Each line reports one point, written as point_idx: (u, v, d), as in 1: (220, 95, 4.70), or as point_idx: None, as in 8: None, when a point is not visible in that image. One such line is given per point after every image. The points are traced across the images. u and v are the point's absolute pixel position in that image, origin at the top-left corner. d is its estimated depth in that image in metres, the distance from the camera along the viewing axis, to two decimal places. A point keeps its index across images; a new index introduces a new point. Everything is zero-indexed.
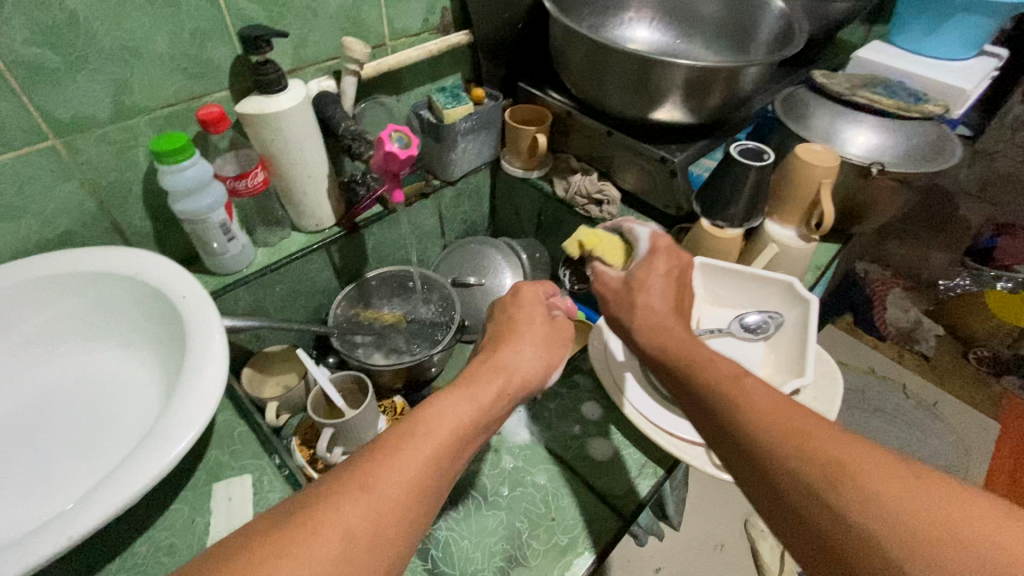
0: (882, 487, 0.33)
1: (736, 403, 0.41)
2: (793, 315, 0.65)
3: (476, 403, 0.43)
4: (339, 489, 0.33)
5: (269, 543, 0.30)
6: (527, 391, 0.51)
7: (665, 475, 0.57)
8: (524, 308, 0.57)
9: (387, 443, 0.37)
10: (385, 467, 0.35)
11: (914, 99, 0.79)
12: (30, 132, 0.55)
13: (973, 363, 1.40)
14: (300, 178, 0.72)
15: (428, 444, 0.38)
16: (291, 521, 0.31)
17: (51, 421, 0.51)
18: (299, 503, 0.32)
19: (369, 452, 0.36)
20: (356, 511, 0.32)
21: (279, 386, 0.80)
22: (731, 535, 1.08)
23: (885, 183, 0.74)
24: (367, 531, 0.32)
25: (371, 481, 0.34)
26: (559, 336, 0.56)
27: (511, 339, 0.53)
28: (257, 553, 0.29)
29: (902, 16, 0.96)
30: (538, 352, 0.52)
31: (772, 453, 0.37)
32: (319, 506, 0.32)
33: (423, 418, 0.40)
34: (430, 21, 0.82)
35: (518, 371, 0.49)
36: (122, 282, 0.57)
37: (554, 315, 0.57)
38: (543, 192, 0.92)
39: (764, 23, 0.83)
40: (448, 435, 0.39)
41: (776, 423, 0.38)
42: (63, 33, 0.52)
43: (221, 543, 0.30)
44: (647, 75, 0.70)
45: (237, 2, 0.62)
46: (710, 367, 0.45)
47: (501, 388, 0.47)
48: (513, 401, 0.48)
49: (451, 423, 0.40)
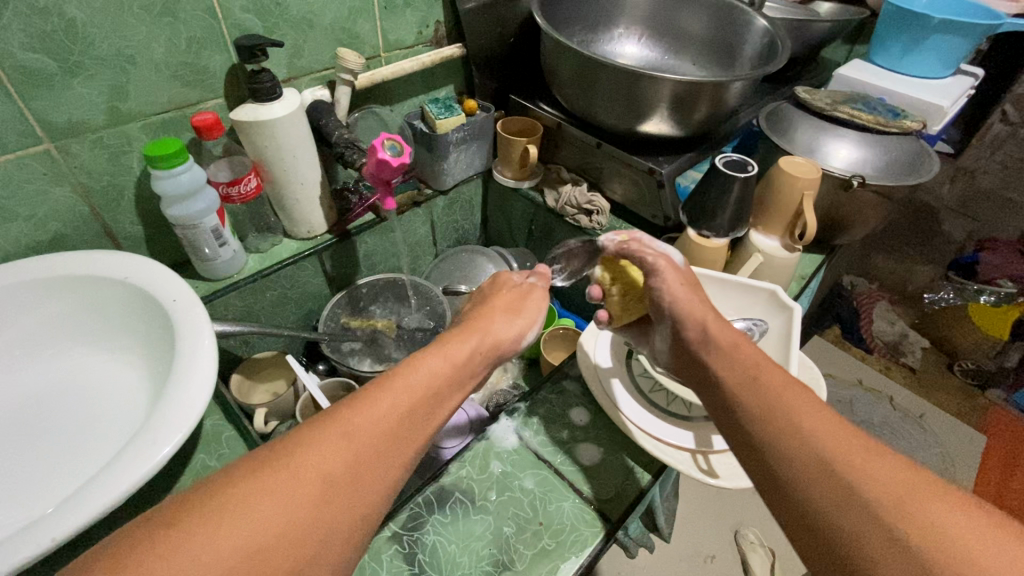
0: (911, 493, 0.33)
1: (789, 410, 0.41)
2: (776, 323, 0.66)
3: (449, 360, 0.44)
4: (321, 434, 0.35)
5: (253, 482, 0.31)
6: (499, 356, 0.51)
7: (652, 479, 0.58)
8: (501, 287, 0.58)
9: (365, 392, 0.38)
10: (364, 416, 0.37)
11: (893, 115, 0.82)
12: (24, 135, 0.55)
13: (958, 375, 1.43)
14: (293, 185, 0.73)
15: (404, 398, 0.39)
16: (274, 459, 0.33)
17: (36, 423, 0.51)
18: (284, 443, 0.34)
19: (350, 402, 0.38)
20: (336, 455, 0.34)
21: (267, 393, 0.80)
22: (720, 547, 1.08)
23: (867, 195, 0.76)
24: (345, 475, 0.33)
25: (350, 428, 0.36)
26: (530, 303, 0.57)
27: (481, 310, 0.54)
28: (239, 486, 0.31)
29: (881, 35, 0.99)
30: (509, 320, 0.53)
31: (800, 435, 0.39)
32: (301, 448, 0.33)
33: (402, 372, 0.41)
34: (424, 34, 0.84)
35: (490, 335, 0.50)
36: (112, 286, 0.57)
37: (527, 288, 0.58)
38: (534, 202, 0.93)
39: (748, 40, 0.86)
40: (424, 390, 0.41)
41: (827, 435, 0.38)
42: (62, 40, 0.53)
43: (212, 478, 0.32)
44: (635, 89, 0.72)
45: (234, 13, 0.63)
46: (767, 373, 0.44)
47: (475, 349, 0.47)
48: (486, 362, 0.49)
49: (427, 379, 0.42)
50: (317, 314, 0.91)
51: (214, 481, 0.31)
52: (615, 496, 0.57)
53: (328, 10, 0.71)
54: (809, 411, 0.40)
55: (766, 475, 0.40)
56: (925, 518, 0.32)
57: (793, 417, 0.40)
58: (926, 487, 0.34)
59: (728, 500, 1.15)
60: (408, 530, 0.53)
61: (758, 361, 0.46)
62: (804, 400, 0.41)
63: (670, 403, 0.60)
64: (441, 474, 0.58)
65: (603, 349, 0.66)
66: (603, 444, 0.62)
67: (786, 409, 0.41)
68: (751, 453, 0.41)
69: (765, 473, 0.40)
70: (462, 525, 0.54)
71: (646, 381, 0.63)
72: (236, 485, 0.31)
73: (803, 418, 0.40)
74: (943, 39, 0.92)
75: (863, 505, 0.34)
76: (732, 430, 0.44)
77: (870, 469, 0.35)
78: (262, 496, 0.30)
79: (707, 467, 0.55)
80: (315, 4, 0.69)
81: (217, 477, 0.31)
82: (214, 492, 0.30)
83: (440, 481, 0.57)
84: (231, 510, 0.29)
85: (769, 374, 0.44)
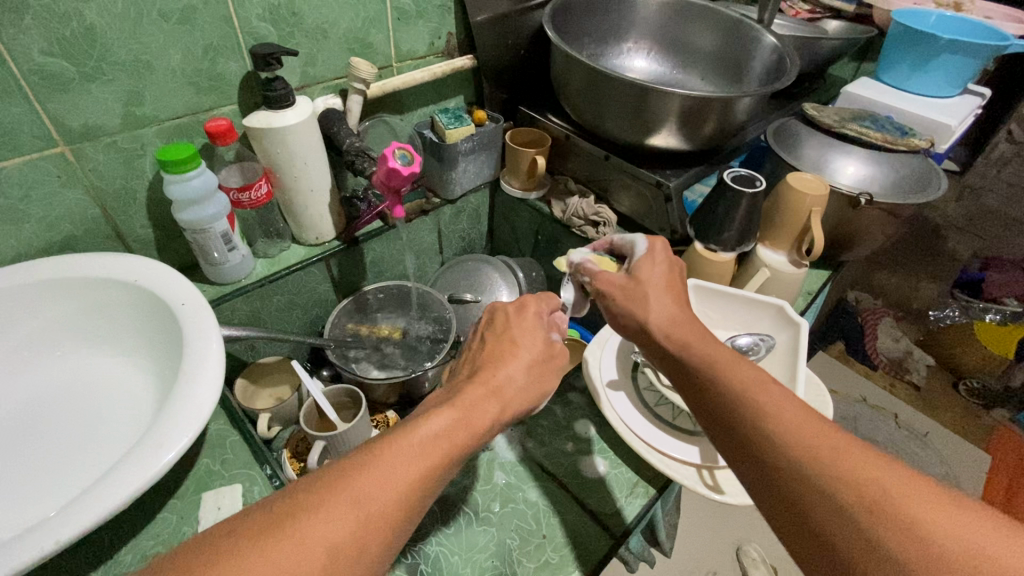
0: (884, 485, 0.32)
1: (759, 410, 0.38)
2: (784, 338, 0.66)
3: (467, 424, 0.42)
4: (329, 498, 0.33)
5: (257, 549, 0.30)
6: (517, 417, 0.48)
7: (656, 495, 0.58)
8: (525, 328, 0.53)
9: (379, 454, 0.37)
10: (376, 481, 0.35)
11: (901, 133, 0.82)
12: (41, 138, 0.56)
13: (964, 395, 1.41)
14: (302, 191, 0.73)
15: (420, 464, 0.37)
16: (279, 524, 0.32)
17: (42, 425, 0.51)
18: (292, 506, 0.33)
19: (361, 463, 0.36)
20: (342, 525, 0.33)
21: (272, 399, 0.81)
22: (722, 563, 1.07)
23: (874, 213, 0.76)
24: (352, 547, 0.32)
25: (362, 496, 0.34)
26: (555, 361, 0.52)
27: (505, 355, 0.50)
28: (242, 553, 0.30)
29: (888, 54, 1.00)
30: (532, 377, 0.49)
31: (771, 429, 0.37)
32: (306, 517, 0.32)
33: (415, 434, 0.39)
34: (436, 45, 0.85)
35: (511, 395, 0.47)
36: (121, 289, 0.57)
37: (553, 338, 0.53)
38: (541, 212, 0.94)
39: (757, 56, 0.86)
40: (438, 454, 0.39)
41: (798, 435, 0.36)
42: (80, 44, 0.54)
43: (213, 534, 0.31)
44: (644, 103, 0.73)
45: (250, 22, 0.64)
46: (732, 367, 0.42)
47: (496, 412, 0.45)
48: (504, 422, 0.46)
49: (443, 445, 0.39)
50: (323, 320, 0.91)
51: (215, 547, 0.30)
52: (618, 511, 0.56)
53: (343, 20, 0.72)
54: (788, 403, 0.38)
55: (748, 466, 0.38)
56: (893, 508, 0.31)
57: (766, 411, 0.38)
58: (907, 479, 0.32)
59: (729, 513, 1.15)
60: (411, 539, 0.52)
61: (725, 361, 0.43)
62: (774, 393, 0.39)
63: (675, 417, 0.60)
64: (444, 484, 0.57)
65: (609, 360, 0.66)
66: (607, 456, 0.61)
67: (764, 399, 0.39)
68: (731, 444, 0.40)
69: (739, 454, 0.39)
70: (464, 537, 0.53)
71: (652, 395, 0.62)
72: (238, 553, 0.30)
73: (779, 413, 0.38)
74: (951, 59, 0.93)
75: (820, 495, 0.33)
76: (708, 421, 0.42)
77: (836, 464, 0.34)
78: (263, 569, 0.30)
79: (712, 483, 0.54)
80: (330, 13, 0.70)
81: (219, 541, 0.31)
82: (213, 559, 0.30)
83: (443, 492, 0.57)
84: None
85: (734, 370, 0.42)
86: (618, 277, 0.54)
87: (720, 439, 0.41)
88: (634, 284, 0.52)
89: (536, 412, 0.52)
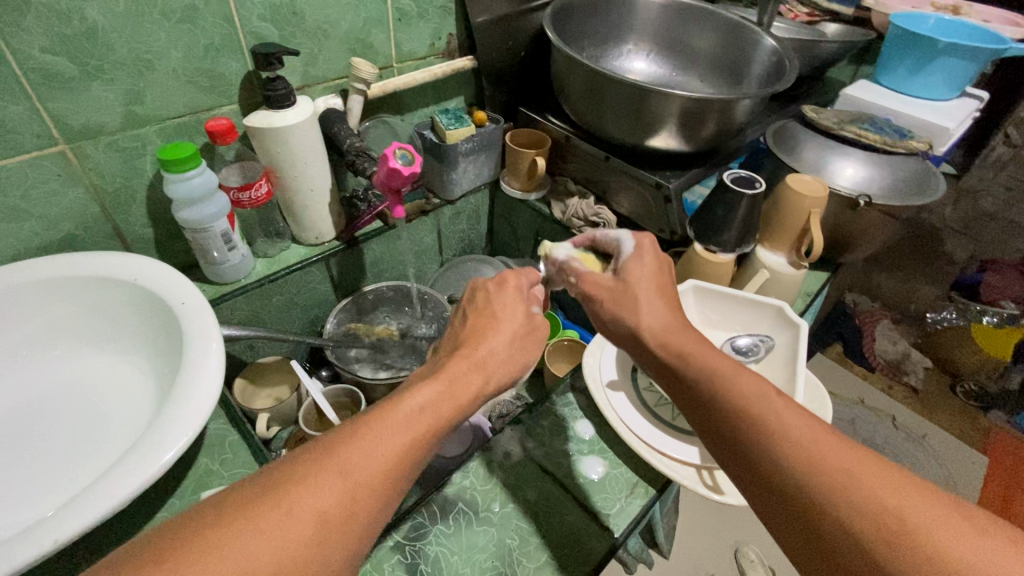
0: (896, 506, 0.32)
1: (765, 425, 0.38)
2: (783, 339, 0.66)
3: (453, 396, 0.42)
4: (316, 470, 0.33)
5: (244, 518, 0.30)
6: (504, 388, 0.48)
7: (655, 496, 0.58)
8: (507, 302, 0.52)
9: (364, 425, 0.37)
10: (363, 451, 0.35)
11: (899, 135, 0.82)
12: (41, 136, 0.56)
13: (961, 397, 1.42)
14: (302, 191, 0.73)
15: (405, 433, 0.37)
16: (267, 495, 0.32)
17: (39, 424, 0.50)
18: (277, 477, 0.33)
19: (345, 434, 0.36)
20: (330, 494, 0.33)
21: (271, 399, 0.80)
22: (721, 564, 1.07)
23: (873, 215, 0.76)
24: (341, 514, 0.33)
25: (348, 465, 0.34)
26: (538, 335, 0.52)
27: (487, 327, 0.50)
28: (228, 521, 0.30)
29: (886, 56, 1.00)
30: (516, 352, 0.49)
31: (778, 443, 0.37)
32: (292, 487, 0.32)
33: (399, 406, 0.39)
34: (436, 45, 0.85)
35: (497, 368, 0.47)
36: (122, 287, 0.57)
37: (534, 311, 0.53)
38: (541, 213, 0.94)
39: (756, 58, 0.87)
40: (425, 425, 0.39)
41: (808, 451, 0.36)
42: (81, 43, 0.54)
43: (197, 506, 0.31)
44: (644, 104, 0.73)
45: (252, 21, 0.64)
46: (733, 381, 0.41)
47: (481, 384, 0.45)
48: (491, 393, 0.46)
49: (429, 415, 0.40)
50: (322, 320, 0.91)
51: (204, 518, 0.30)
52: (618, 511, 0.56)
53: (344, 21, 0.72)
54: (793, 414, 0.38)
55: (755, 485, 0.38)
56: (907, 528, 0.31)
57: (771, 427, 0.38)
58: (911, 495, 0.32)
59: (728, 514, 1.15)
60: (410, 539, 0.52)
61: (728, 371, 0.43)
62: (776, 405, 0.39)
63: (675, 417, 0.60)
64: (444, 484, 0.57)
65: (609, 360, 0.66)
66: (606, 457, 0.61)
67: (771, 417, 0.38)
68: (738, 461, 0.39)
69: (741, 468, 0.39)
70: (465, 537, 0.53)
71: (652, 396, 0.62)
72: (226, 523, 0.30)
73: (785, 429, 0.37)
74: (949, 62, 0.93)
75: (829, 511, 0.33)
76: (710, 434, 0.42)
77: (848, 482, 0.33)
78: (252, 537, 0.30)
79: (712, 483, 0.55)
80: (331, 14, 0.70)
81: (207, 512, 0.31)
82: (203, 528, 0.30)
83: (443, 492, 0.57)
84: (219, 545, 0.29)
85: (737, 382, 0.41)
86: (605, 279, 0.54)
87: (724, 456, 0.40)
88: (622, 286, 0.52)
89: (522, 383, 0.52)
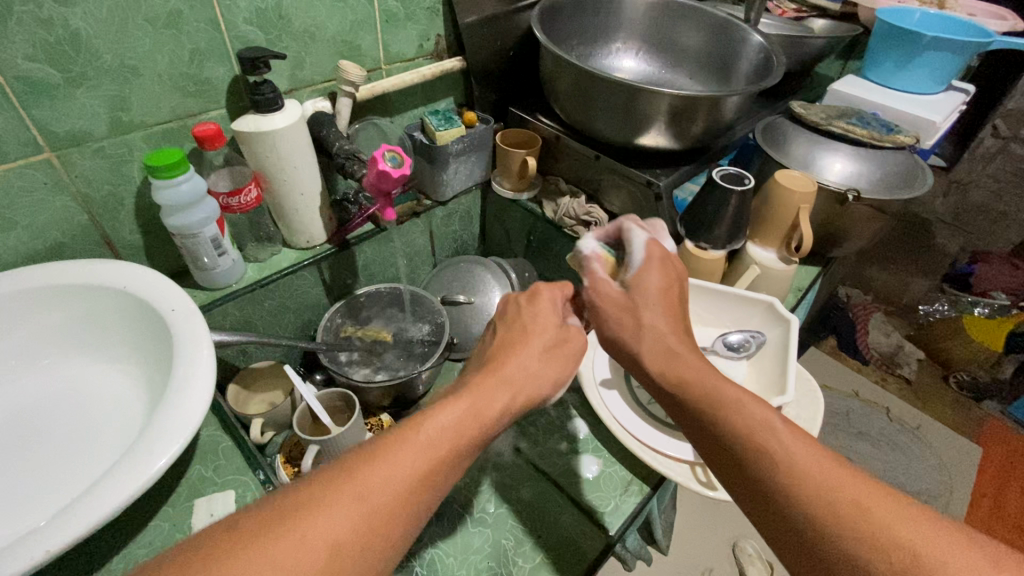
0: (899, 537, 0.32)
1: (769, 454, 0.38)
2: (774, 334, 0.67)
3: (474, 416, 0.42)
4: (331, 495, 0.33)
5: (253, 545, 0.30)
6: (532, 406, 0.48)
7: (650, 493, 0.57)
8: (538, 314, 0.55)
9: (382, 447, 0.37)
10: (381, 476, 0.35)
11: (886, 129, 0.83)
12: (27, 145, 0.55)
13: (953, 387, 1.43)
14: (292, 195, 0.73)
15: (424, 457, 0.37)
16: (279, 520, 0.31)
17: (32, 436, 0.50)
18: (290, 501, 0.33)
19: (362, 457, 0.36)
20: (344, 520, 0.32)
21: (265, 404, 0.79)
22: (720, 560, 1.07)
23: (862, 209, 0.77)
24: (354, 542, 0.32)
25: (363, 490, 0.34)
26: (571, 343, 0.53)
27: (515, 343, 0.51)
28: (236, 548, 0.30)
29: (873, 51, 1.01)
30: (546, 363, 0.50)
31: (786, 470, 0.37)
32: (307, 512, 0.32)
33: (422, 427, 0.39)
34: (424, 47, 0.85)
35: (519, 382, 0.47)
36: (112, 295, 0.57)
37: (569, 322, 0.56)
38: (532, 213, 0.94)
39: (744, 55, 0.87)
40: (444, 446, 0.39)
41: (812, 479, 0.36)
42: (65, 50, 0.54)
43: (202, 534, 0.31)
44: (633, 104, 0.73)
45: (237, 26, 0.64)
46: (737, 405, 0.42)
47: (504, 402, 0.45)
48: (515, 411, 0.46)
49: (449, 435, 0.40)
50: (316, 324, 0.91)
51: (219, 543, 0.30)
52: (614, 508, 0.55)
53: (330, 23, 0.72)
54: (797, 445, 0.38)
55: (788, 544, 0.36)
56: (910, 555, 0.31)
57: (788, 473, 0.37)
58: (899, 517, 0.33)
59: (726, 511, 1.15)
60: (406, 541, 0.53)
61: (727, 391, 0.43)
62: (786, 440, 0.38)
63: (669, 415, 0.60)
64: None
65: (603, 359, 0.66)
66: (600, 455, 0.61)
67: (769, 445, 0.39)
68: (751, 496, 0.39)
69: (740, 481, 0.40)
70: (459, 539, 0.55)
71: (645, 394, 0.62)
72: (237, 551, 0.30)
73: (791, 459, 0.37)
74: (934, 56, 0.94)
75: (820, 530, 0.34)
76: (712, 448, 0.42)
77: (847, 507, 0.34)
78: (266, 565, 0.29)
79: (706, 479, 0.54)
80: (318, 16, 0.70)
81: (218, 536, 0.31)
82: (215, 555, 0.29)
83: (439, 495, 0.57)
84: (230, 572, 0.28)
85: (743, 406, 0.42)
86: (614, 292, 0.54)
87: (726, 464, 0.41)
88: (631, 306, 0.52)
89: (554, 399, 0.52)
